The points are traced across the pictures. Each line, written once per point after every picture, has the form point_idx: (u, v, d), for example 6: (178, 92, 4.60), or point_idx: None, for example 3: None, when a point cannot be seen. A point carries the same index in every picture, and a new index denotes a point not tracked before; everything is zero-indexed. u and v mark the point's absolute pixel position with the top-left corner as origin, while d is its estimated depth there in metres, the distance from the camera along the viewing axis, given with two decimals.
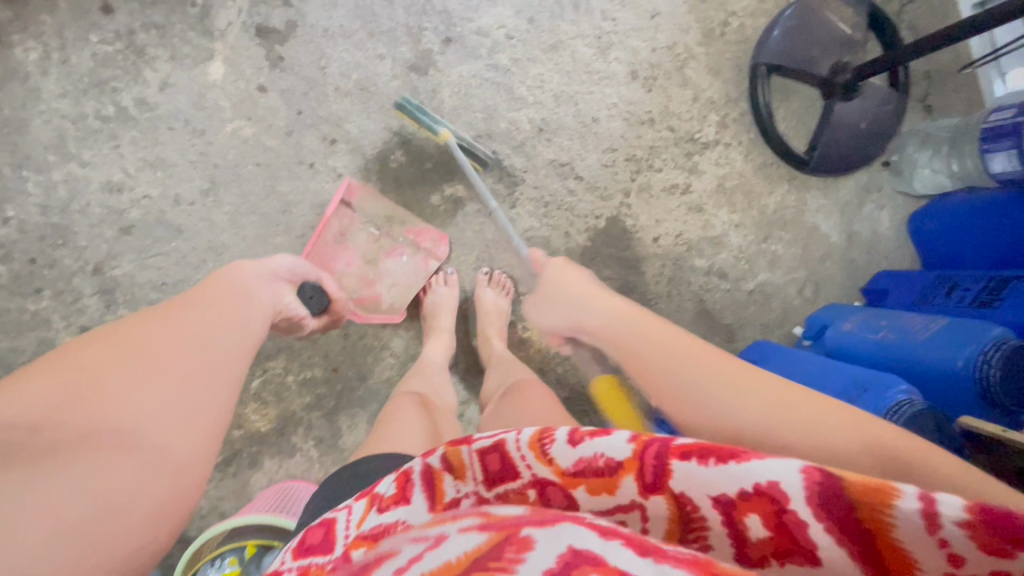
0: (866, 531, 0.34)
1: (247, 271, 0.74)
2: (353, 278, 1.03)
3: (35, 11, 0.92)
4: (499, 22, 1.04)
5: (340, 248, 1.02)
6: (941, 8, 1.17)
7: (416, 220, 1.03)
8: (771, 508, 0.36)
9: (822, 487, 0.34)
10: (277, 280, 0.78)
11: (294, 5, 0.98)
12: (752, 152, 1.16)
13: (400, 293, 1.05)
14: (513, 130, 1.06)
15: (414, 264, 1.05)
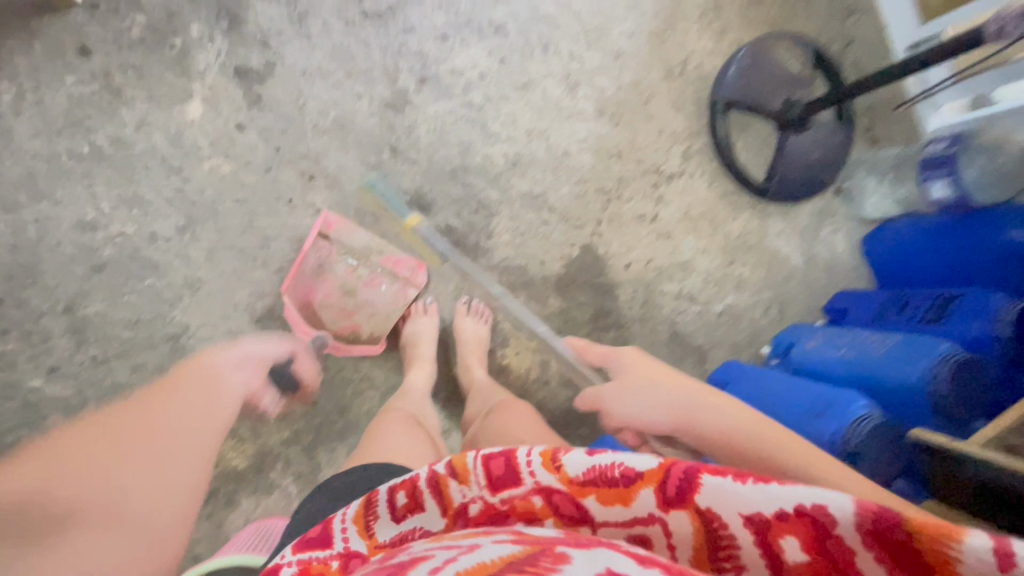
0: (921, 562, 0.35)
1: (224, 360, 0.79)
2: (332, 310, 1.04)
3: (8, 52, 0.92)
4: (472, 62, 1.09)
5: (319, 279, 1.02)
6: (878, 49, 1.27)
7: (394, 249, 1.05)
8: (813, 529, 0.39)
9: (880, 520, 0.35)
10: (248, 364, 0.82)
11: (272, 46, 1.00)
12: (715, 181, 1.23)
13: (379, 324, 1.06)
14: (488, 164, 1.10)
15: (392, 294, 1.06)
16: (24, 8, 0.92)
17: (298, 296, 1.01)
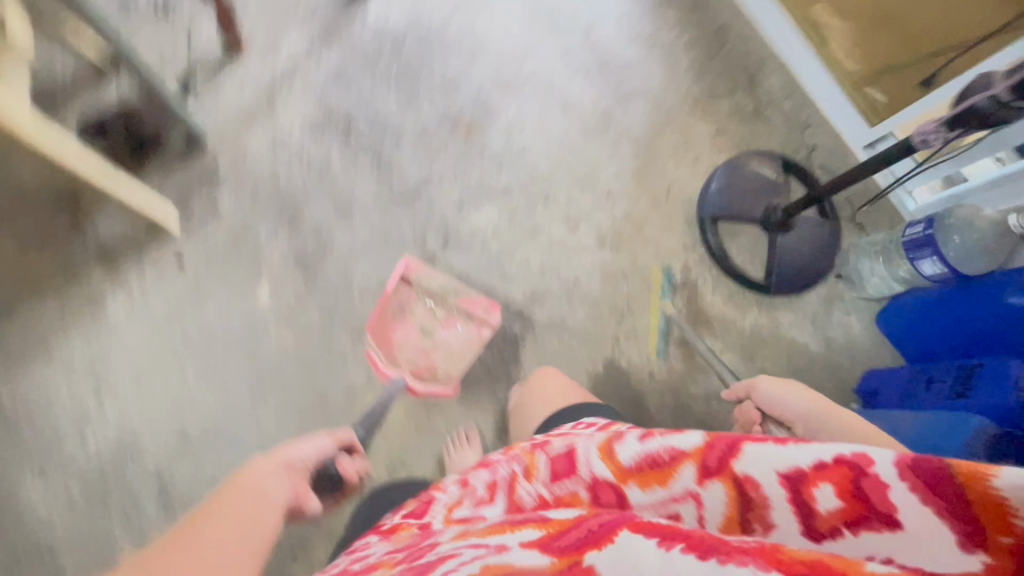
0: (963, 503, 0.42)
1: (263, 469, 0.63)
2: (412, 347, 1.19)
3: (126, 271, 1.12)
4: (486, 220, 1.29)
5: (401, 320, 1.21)
6: (840, 152, 1.44)
7: (470, 292, 1.21)
8: (850, 475, 0.47)
9: (917, 464, 0.44)
10: (291, 473, 0.66)
11: (325, 234, 1.21)
12: (718, 286, 1.34)
13: (452, 363, 1.18)
14: (509, 301, 1.25)
15: (466, 333, 1.20)
16: (137, 235, 1.13)
17: (382, 334, 1.19)
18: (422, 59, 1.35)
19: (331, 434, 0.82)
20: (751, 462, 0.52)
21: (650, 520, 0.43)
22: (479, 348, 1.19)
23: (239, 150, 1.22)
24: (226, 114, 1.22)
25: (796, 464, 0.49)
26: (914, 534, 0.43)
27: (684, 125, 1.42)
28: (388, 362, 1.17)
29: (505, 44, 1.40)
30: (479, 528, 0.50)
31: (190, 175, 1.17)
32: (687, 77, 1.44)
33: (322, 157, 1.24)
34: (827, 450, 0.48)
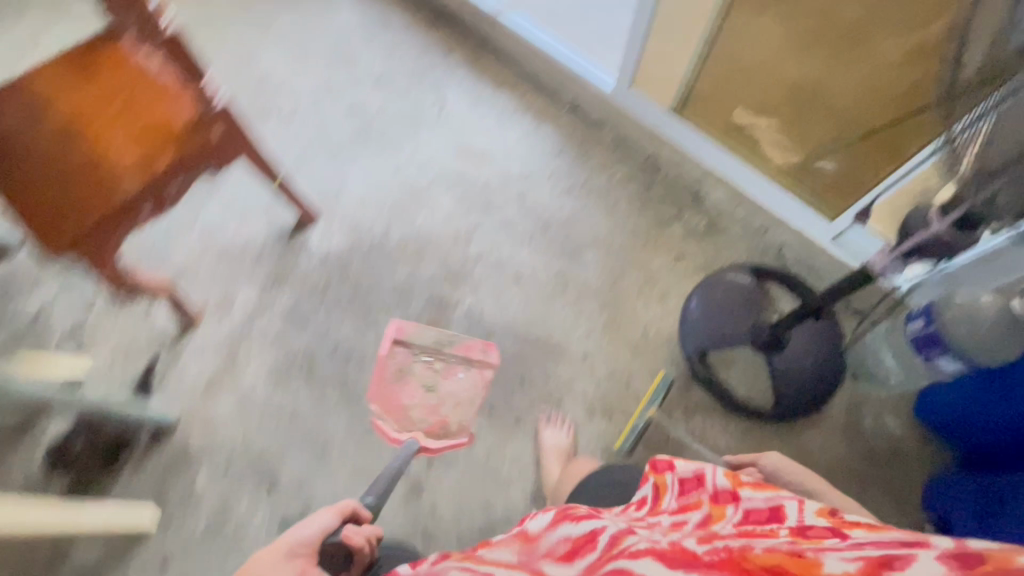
0: (980, 573, 0.36)
1: (275, 560, 0.74)
2: (418, 409, 1.23)
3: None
4: (467, 422, 1.23)
5: (403, 382, 1.25)
6: (809, 246, 1.37)
7: (465, 338, 1.29)
8: (882, 560, 0.42)
9: (963, 553, 0.38)
10: (294, 558, 0.75)
11: (307, 488, 1.17)
12: (728, 424, 1.24)
13: (463, 412, 1.23)
14: (511, 507, 1.17)
15: (469, 378, 1.26)
16: (116, 546, 1.11)
17: (388, 402, 1.23)
18: (369, 275, 1.38)
19: (333, 509, 0.89)
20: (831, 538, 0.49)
21: (645, 544, 0.52)
22: (483, 389, 1.26)
23: (209, 422, 1.22)
24: (191, 392, 1.24)
25: (873, 542, 0.45)
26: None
27: (641, 261, 1.39)
28: (400, 429, 1.22)
29: (444, 234, 1.42)
30: (544, 536, 0.60)
31: (167, 462, 1.18)
32: (630, 214, 1.44)
33: (291, 405, 1.24)
34: (901, 547, 0.42)
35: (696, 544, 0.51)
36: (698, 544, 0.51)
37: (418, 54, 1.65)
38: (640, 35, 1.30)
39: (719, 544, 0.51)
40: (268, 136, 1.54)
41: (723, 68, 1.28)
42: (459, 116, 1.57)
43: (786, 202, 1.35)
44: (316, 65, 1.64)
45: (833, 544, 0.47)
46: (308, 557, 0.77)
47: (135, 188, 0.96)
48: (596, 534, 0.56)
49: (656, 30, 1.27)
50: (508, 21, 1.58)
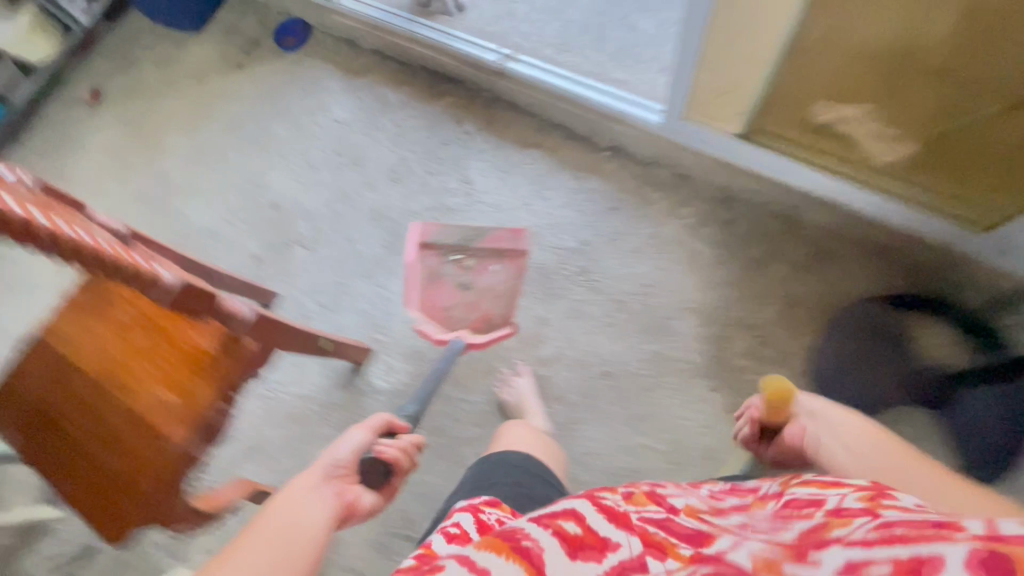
0: (1005, 572, 0.31)
1: (315, 482, 0.77)
2: (457, 308, 1.22)
3: None
4: None
5: (437, 284, 1.22)
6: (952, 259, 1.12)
7: (492, 231, 1.26)
8: (910, 564, 0.35)
9: (992, 560, 0.31)
10: (335, 478, 0.80)
11: None
12: None
13: (502, 303, 1.23)
14: None
15: (504, 270, 1.24)
16: None
17: (426, 306, 1.22)
18: (443, 404, 1.23)
19: (369, 427, 0.94)
20: (856, 533, 0.40)
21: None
22: (520, 279, 1.25)
23: None
24: None
25: (904, 533, 0.37)
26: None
27: (744, 320, 1.18)
28: (442, 330, 1.21)
29: (511, 338, 1.26)
30: (540, 552, 0.49)
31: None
32: (716, 264, 1.22)
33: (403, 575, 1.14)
34: (926, 542, 0.35)
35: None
36: None
37: (427, 133, 1.48)
38: (688, 67, 1.07)
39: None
40: (298, 269, 1.42)
41: (783, 56, 0.96)
42: (491, 194, 1.38)
43: (910, 217, 1.08)
44: (324, 175, 1.50)
45: (849, 538, 0.40)
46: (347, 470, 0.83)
47: (186, 437, 0.85)
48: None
49: (708, 47, 1.03)
50: (517, 70, 1.36)
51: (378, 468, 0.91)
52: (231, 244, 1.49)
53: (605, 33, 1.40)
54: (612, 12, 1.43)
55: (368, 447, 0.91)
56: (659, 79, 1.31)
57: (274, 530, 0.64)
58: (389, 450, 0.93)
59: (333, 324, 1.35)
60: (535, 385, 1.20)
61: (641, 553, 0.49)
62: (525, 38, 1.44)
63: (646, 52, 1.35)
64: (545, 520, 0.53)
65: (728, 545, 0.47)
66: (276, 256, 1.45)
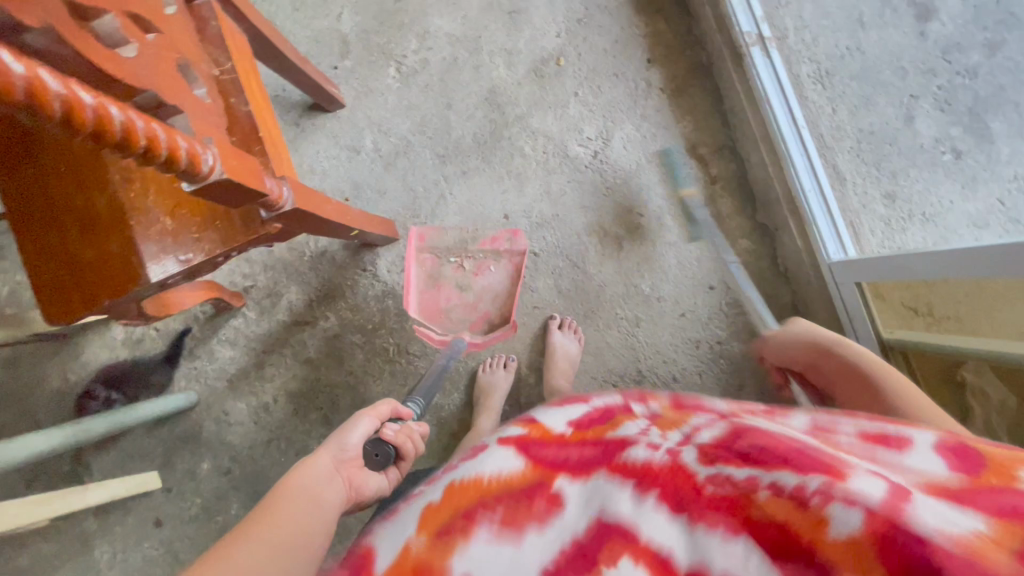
0: (971, 459, 0.37)
1: (323, 464, 0.64)
2: (458, 308, 1.17)
3: (60, 529, 1.10)
4: None
5: (436, 285, 1.17)
6: None
7: (488, 231, 1.16)
8: (879, 435, 0.41)
9: (959, 449, 0.38)
10: (344, 465, 0.67)
11: None
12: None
13: (500, 304, 1.16)
14: None
15: (502, 268, 1.16)
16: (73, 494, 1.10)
17: (427, 307, 1.17)
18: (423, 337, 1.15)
19: (373, 412, 0.75)
20: (842, 433, 0.42)
21: (648, 457, 0.43)
22: (518, 274, 1.16)
23: (220, 416, 1.15)
24: (215, 378, 1.16)
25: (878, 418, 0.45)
26: (916, 463, 0.38)
27: None
28: (444, 333, 1.17)
29: (525, 328, 1.14)
30: (543, 422, 0.51)
31: (176, 438, 1.14)
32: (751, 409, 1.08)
33: (290, 441, 1.13)
34: (896, 426, 0.42)
35: (710, 450, 0.41)
36: (699, 461, 0.41)
37: (608, 47, 1.14)
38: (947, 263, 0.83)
39: (745, 469, 0.39)
40: (378, 92, 1.17)
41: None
42: (617, 173, 1.14)
43: None
44: (472, 3, 1.17)
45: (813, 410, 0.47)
46: (357, 461, 0.69)
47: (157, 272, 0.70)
48: (603, 432, 0.48)
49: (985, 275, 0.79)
50: (754, 69, 1.04)
51: (383, 453, 0.72)
52: (328, 2, 1.19)
53: (874, 99, 1.05)
54: (903, 79, 1.05)
55: (372, 434, 0.73)
56: (869, 207, 1.05)
57: (294, 521, 0.55)
58: (396, 433, 0.73)
59: (375, 178, 1.17)
60: (511, 384, 1.11)
61: (623, 401, 0.53)
62: (794, 29, 1.07)
63: (890, 161, 1.04)
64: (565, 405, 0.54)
65: (717, 406, 0.49)
66: (365, 57, 1.18)
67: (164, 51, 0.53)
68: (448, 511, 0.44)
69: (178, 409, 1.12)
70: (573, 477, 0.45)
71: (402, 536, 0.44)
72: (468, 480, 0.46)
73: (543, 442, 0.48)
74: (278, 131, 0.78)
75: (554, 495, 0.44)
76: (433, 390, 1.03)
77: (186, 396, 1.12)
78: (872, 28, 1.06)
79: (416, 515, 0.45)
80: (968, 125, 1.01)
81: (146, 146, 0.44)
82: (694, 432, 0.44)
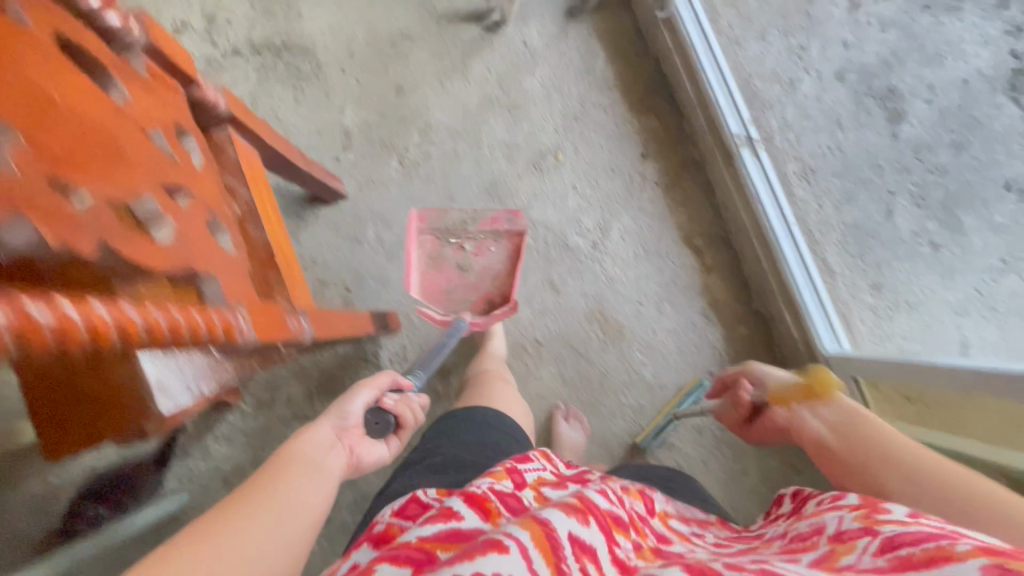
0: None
1: (324, 432, 0.65)
2: (458, 290, 1.11)
3: None
4: None
5: (436, 267, 1.11)
6: None
7: (487, 212, 1.13)
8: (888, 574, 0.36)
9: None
10: (346, 434, 0.68)
11: None
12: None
13: (502, 284, 1.11)
14: None
15: (503, 251, 1.12)
16: None
17: (426, 290, 1.10)
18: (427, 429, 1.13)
19: (372, 382, 0.78)
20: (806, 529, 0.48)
21: None
22: (519, 256, 1.12)
23: None
24: (209, 478, 1.11)
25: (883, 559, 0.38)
26: None
27: None
28: (445, 314, 1.09)
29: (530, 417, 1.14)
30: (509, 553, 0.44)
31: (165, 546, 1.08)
32: (756, 496, 1.09)
33: None
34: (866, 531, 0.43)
35: None
36: None
37: (604, 142, 1.19)
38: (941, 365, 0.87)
39: None
40: (380, 184, 1.19)
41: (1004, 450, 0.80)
42: (617, 263, 1.17)
43: None
44: (471, 98, 1.21)
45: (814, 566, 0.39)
46: (358, 431, 0.71)
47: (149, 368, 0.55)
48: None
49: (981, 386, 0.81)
50: (745, 168, 1.09)
51: (384, 421, 0.74)
52: (329, 96, 1.21)
53: (855, 195, 1.11)
54: (880, 176, 1.12)
55: (371, 404, 0.74)
56: (858, 296, 1.10)
57: (298, 489, 0.55)
58: (395, 404, 0.75)
59: (378, 268, 1.18)
60: None
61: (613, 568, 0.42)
62: (779, 129, 1.13)
63: (874, 254, 1.10)
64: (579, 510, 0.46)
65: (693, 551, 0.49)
66: (367, 149, 1.20)
67: (196, 218, 0.54)
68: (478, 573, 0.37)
69: (170, 515, 1.06)
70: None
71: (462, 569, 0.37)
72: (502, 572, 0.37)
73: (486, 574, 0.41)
74: (292, 255, 0.80)
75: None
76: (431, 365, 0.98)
77: (179, 501, 1.07)
78: (850, 129, 1.13)
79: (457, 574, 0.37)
80: (942, 219, 1.08)
81: (193, 335, 0.44)
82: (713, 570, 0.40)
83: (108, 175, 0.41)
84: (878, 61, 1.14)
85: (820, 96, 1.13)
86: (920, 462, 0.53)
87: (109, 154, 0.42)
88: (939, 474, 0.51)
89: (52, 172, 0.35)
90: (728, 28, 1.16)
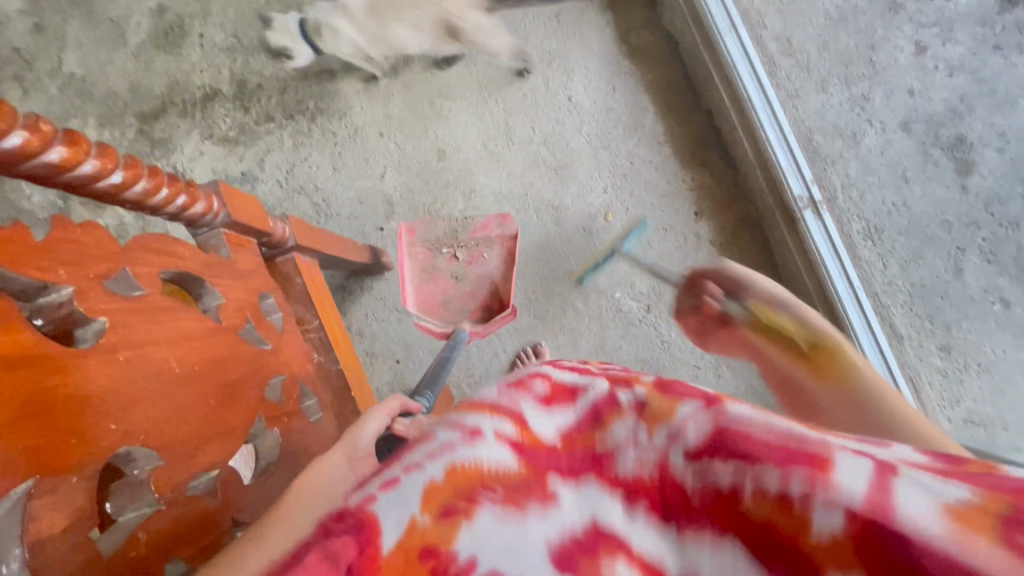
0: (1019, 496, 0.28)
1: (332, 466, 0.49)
2: (455, 300, 1.10)
3: None
4: None
5: (431, 278, 1.10)
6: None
7: (477, 218, 1.11)
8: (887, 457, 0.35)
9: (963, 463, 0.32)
10: (358, 465, 0.51)
11: None
12: None
13: (499, 289, 1.09)
14: None
15: (495, 257, 1.10)
16: None
17: (424, 301, 1.09)
18: None
19: (382, 408, 0.59)
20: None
21: (637, 472, 0.36)
22: (513, 261, 1.09)
23: None
24: None
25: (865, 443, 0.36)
26: (914, 487, 0.29)
27: None
28: (444, 325, 1.08)
29: None
30: (516, 407, 0.40)
31: None
32: None
33: None
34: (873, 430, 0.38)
35: (701, 451, 0.34)
36: (689, 467, 0.34)
37: (655, 201, 1.15)
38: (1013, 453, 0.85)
39: (734, 475, 0.33)
40: None
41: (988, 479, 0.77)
42: (672, 327, 1.14)
43: None
44: (515, 159, 1.17)
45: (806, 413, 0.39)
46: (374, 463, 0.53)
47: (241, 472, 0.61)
48: (593, 436, 0.39)
49: None
50: (809, 233, 1.06)
51: (395, 450, 0.59)
52: (368, 162, 1.17)
53: (922, 253, 1.05)
54: (948, 232, 1.05)
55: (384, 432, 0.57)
56: (926, 359, 1.04)
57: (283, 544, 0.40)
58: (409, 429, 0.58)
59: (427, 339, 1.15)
60: None
61: (610, 389, 0.40)
62: (841, 187, 1.08)
63: (943, 314, 1.04)
64: (515, 382, 0.43)
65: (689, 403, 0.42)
66: (410, 216, 1.16)
67: (290, 403, 0.60)
68: (449, 498, 0.36)
69: None
70: (558, 480, 0.37)
71: (401, 525, 0.34)
72: (466, 463, 0.37)
73: (526, 444, 0.38)
74: (362, 371, 0.79)
75: (546, 496, 0.36)
76: (436, 382, 0.96)
77: None
78: (916, 183, 1.07)
79: (415, 495, 0.36)
80: (1015, 275, 1.03)
81: None
82: (677, 427, 0.35)
83: (190, 424, 0.45)
84: (946, 108, 1.07)
85: (885, 150, 1.08)
86: (877, 393, 0.56)
87: (197, 402, 0.46)
88: (884, 413, 0.53)
89: (177, 477, 0.43)
90: (787, 80, 1.12)
